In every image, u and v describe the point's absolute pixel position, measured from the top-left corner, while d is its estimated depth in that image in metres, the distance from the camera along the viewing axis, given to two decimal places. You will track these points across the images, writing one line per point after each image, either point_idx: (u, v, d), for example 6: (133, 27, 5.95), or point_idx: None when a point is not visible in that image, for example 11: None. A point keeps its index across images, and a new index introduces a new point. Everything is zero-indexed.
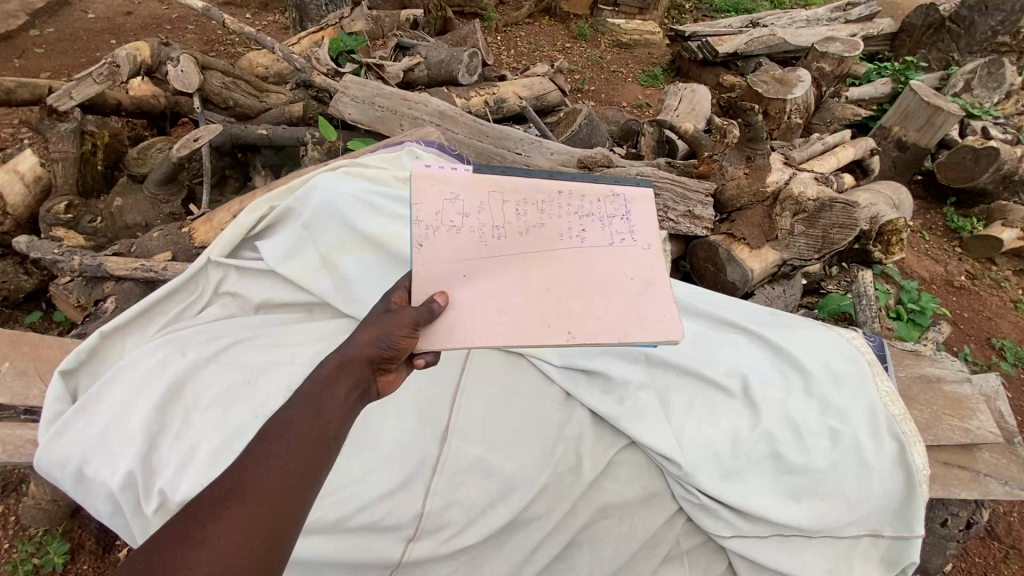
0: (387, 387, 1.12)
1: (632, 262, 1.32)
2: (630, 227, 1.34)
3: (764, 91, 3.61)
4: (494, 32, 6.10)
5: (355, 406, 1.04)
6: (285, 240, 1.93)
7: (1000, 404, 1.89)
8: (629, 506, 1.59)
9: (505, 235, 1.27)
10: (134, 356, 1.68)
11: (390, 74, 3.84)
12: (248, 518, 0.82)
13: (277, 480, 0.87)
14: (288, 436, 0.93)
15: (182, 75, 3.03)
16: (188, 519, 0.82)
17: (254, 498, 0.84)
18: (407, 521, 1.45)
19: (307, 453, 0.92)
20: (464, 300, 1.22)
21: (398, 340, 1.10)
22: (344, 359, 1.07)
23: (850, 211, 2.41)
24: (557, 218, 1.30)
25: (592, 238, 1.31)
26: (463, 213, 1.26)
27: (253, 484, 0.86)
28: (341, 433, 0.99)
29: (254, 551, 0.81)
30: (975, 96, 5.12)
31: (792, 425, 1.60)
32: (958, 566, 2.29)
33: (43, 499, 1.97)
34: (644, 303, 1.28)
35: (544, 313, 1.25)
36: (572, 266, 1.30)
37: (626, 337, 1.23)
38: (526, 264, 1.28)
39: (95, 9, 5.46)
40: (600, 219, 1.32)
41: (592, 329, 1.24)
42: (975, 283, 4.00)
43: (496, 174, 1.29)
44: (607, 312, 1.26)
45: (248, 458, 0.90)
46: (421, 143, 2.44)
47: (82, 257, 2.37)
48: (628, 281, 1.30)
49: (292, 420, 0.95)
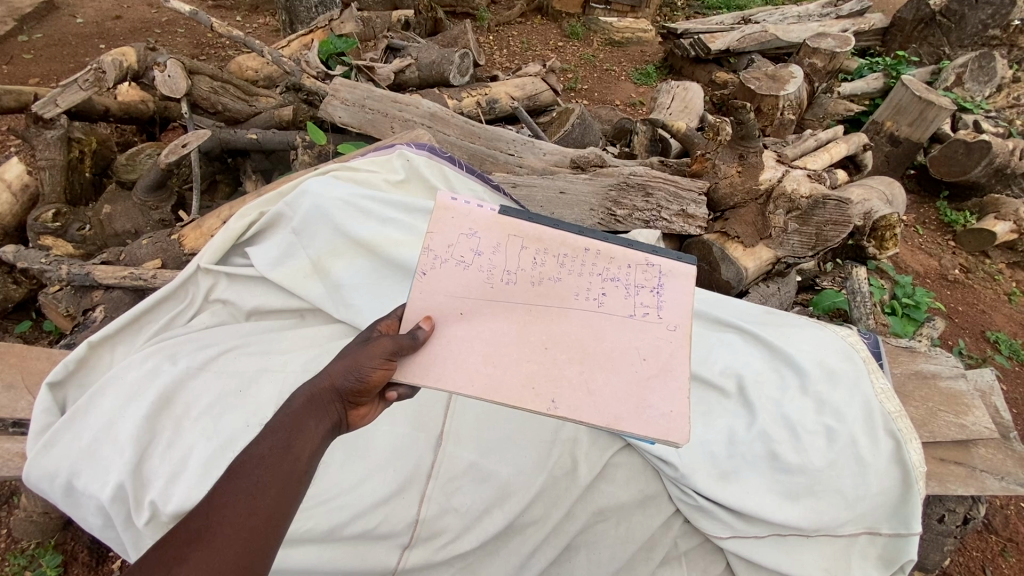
0: (358, 420, 1.10)
1: (652, 341, 1.27)
2: (658, 302, 1.29)
3: (757, 88, 3.58)
4: (485, 32, 6.11)
5: (326, 439, 1.03)
6: (276, 246, 1.91)
7: (995, 400, 1.92)
8: (625, 509, 1.57)
9: (515, 281, 1.26)
10: (121, 365, 1.65)
11: (381, 77, 3.85)
12: (217, 557, 0.84)
13: (246, 518, 0.88)
14: (256, 471, 0.93)
15: (170, 80, 3.00)
16: (157, 562, 0.83)
17: (221, 537, 0.85)
18: (402, 528, 1.44)
19: (275, 488, 0.93)
20: (453, 335, 1.20)
21: (369, 373, 1.07)
22: (314, 391, 1.06)
23: (843, 208, 2.38)
24: (578, 276, 1.28)
25: (612, 303, 1.28)
26: (476, 251, 1.27)
27: (221, 524, 0.86)
28: (310, 468, 0.99)
29: None
30: (967, 90, 5.16)
31: (788, 424, 1.59)
32: (957, 561, 2.28)
33: (33, 511, 1.94)
34: (650, 390, 1.22)
35: (533, 371, 1.21)
36: (581, 329, 1.26)
37: (618, 424, 1.18)
38: (531, 315, 1.26)
39: (84, 13, 5.41)
40: (626, 286, 1.29)
41: (580, 406, 1.19)
42: (969, 276, 4.01)
43: (521, 219, 1.30)
44: (606, 388, 1.21)
45: (215, 496, 0.90)
46: (413, 146, 2.34)
47: (70, 266, 2.34)
48: (639, 362, 1.25)
49: (260, 455, 0.96)
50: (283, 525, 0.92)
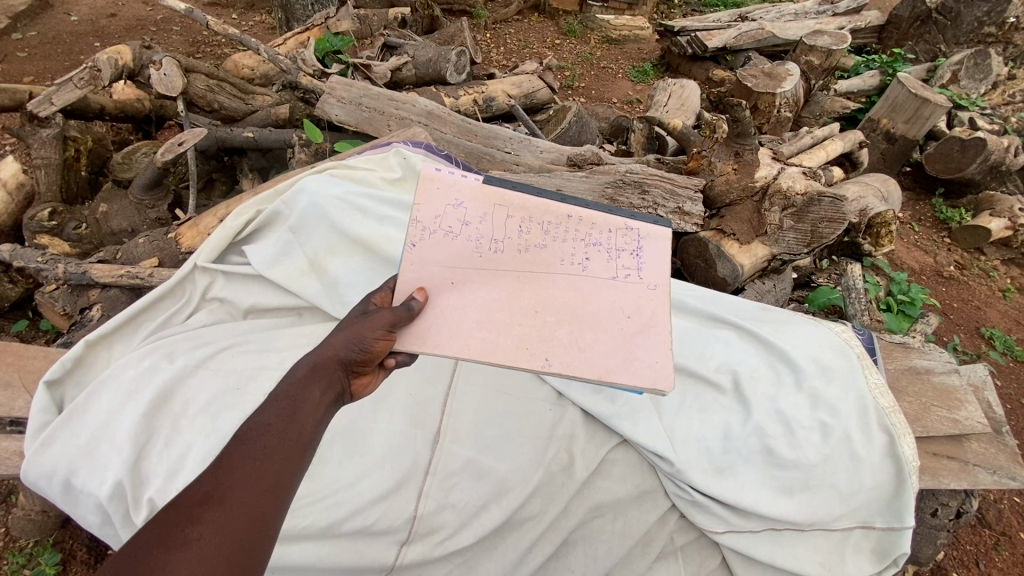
0: (362, 388, 1.11)
1: (634, 299, 1.30)
2: (638, 262, 1.34)
3: (754, 86, 3.62)
4: (482, 30, 6.09)
5: (330, 408, 1.04)
6: (273, 244, 1.92)
7: (988, 395, 1.93)
8: (622, 504, 1.59)
9: (503, 250, 1.28)
10: (119, 364, 1.66)
11: (378, 74, 3.85)
12: (227, 519, 0.84)
13: (255, 482, 0.89)
14: (263, 438, 0.94)
15: (165, 79, 2.95)
16: (168, 524, 0.83)
17: (231, 500, 0.85)
18: (400, 524, 1.45)
19: (282, 455, 0.93)
20: (446, 303, 1.21)
21: (371, 343, 1.08)
22: (318, 361, 1.06)
23: (838, 205, 2.40)
24: (562, 241, 1.31)
25: (595, 266, 1.31)
26: (464, 221, 1.28)
27: (230, 487, 0.87)
28: (315, 435, 0.99)
29: (235, 554, 0.82)
30: (962, 87, 5.18)
31: (783, 419, 1.60)
32: (951, 555, 2.30)
33: (32, 510, 1.95)
34: (636, 344, 1.24)
35: (525, 334, 1.22)
36: (568, 292, 1.28)
37: (609, 376, 1.19)
38: (520, 281, 1.27)
39: (78, 11, 5.39)
40: (607, 250, 1.33)
41: (571, 361, 1.20)
42: (964, 273, 4.03)
43: (505, 189, 1.34)
44: (595, 346, 1.23)
45: (224, 462, 0.91)
46: (410, 144, 2.36)
47: (66, 266, 2.34)
48: (624, 320, 1.27)
49: (266, 423, 0.96)
50: (291, 491, 0.92)
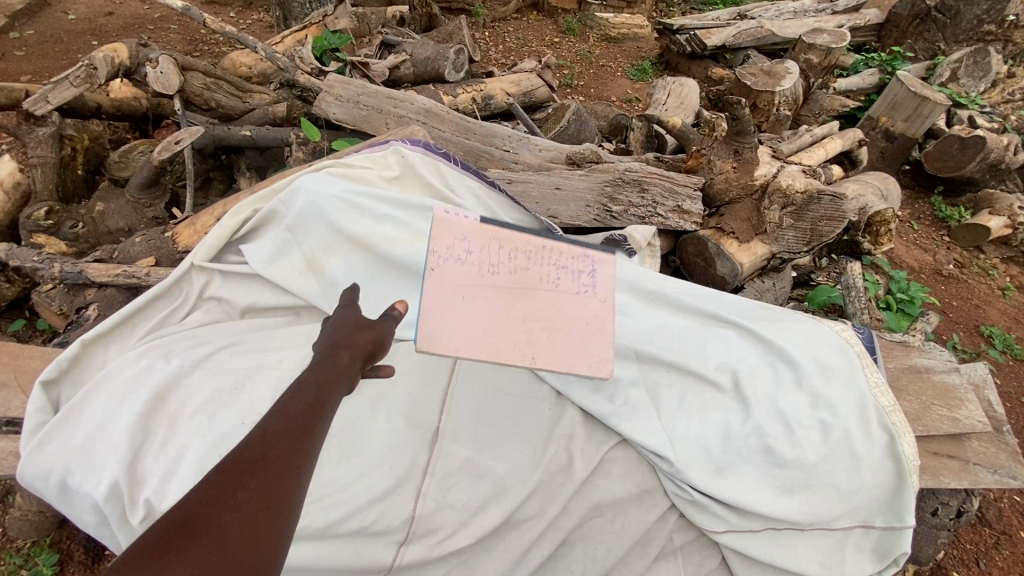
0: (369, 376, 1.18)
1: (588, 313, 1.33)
2: (594, 281, 1.35)
3: (753, 84, 3.61)
4: (481, 28, 6.08)
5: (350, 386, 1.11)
6: (270, 243, 1.90)
7: (988, 393, 1.92)
8: (621, 504, 1.58)
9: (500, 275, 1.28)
10: (116, 364, 1.65)
11: (375, 72, 3.80)
12: (272, 477, 0.89)
13: (294, 445, 0.95)
14: (298, 409, 1.01)
15: (162, 77, 2.97)
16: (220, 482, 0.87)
17: (278, 458, 0.92)
18: (398, 525, 1.44)
19: (314, 424, 1.00)
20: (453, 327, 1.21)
21: (384, 336, 1.20)
22: (338, 347, 1.14)
23: (838, 203, 2.40)
24: (540, 265, 1.31)
25: (564, 285, 1.33)
26: (469, 251, 1.27)
27: (275, 447, 0.93)
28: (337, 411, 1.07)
29: (279, 509, 0.88)
30: (961, 85, 5.14)
31: (783, 418, 1.59)
32: (951, 554, 2.30)
33: (29, 510, 1.95)
34: (591, 348, 1.30)
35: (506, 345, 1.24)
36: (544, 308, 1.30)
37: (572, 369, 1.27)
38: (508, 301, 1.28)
39: (76, 10, 5.37)
40: (573, 271, 1.34)
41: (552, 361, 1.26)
42: (964, 271, 4.03)
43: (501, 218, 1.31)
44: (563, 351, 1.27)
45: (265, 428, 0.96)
46: (408, 141, 2.34)
47: (62, 265, 2.33)
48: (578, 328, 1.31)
49: (297, 397, 1.03)
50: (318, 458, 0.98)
